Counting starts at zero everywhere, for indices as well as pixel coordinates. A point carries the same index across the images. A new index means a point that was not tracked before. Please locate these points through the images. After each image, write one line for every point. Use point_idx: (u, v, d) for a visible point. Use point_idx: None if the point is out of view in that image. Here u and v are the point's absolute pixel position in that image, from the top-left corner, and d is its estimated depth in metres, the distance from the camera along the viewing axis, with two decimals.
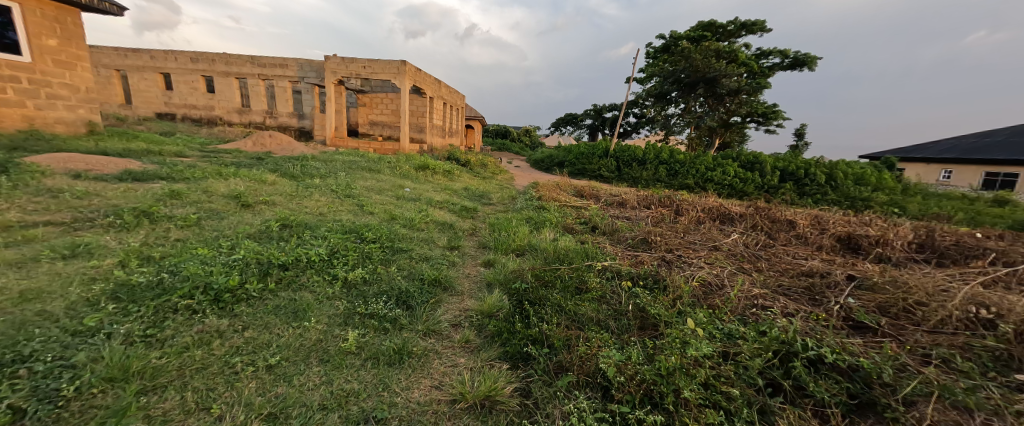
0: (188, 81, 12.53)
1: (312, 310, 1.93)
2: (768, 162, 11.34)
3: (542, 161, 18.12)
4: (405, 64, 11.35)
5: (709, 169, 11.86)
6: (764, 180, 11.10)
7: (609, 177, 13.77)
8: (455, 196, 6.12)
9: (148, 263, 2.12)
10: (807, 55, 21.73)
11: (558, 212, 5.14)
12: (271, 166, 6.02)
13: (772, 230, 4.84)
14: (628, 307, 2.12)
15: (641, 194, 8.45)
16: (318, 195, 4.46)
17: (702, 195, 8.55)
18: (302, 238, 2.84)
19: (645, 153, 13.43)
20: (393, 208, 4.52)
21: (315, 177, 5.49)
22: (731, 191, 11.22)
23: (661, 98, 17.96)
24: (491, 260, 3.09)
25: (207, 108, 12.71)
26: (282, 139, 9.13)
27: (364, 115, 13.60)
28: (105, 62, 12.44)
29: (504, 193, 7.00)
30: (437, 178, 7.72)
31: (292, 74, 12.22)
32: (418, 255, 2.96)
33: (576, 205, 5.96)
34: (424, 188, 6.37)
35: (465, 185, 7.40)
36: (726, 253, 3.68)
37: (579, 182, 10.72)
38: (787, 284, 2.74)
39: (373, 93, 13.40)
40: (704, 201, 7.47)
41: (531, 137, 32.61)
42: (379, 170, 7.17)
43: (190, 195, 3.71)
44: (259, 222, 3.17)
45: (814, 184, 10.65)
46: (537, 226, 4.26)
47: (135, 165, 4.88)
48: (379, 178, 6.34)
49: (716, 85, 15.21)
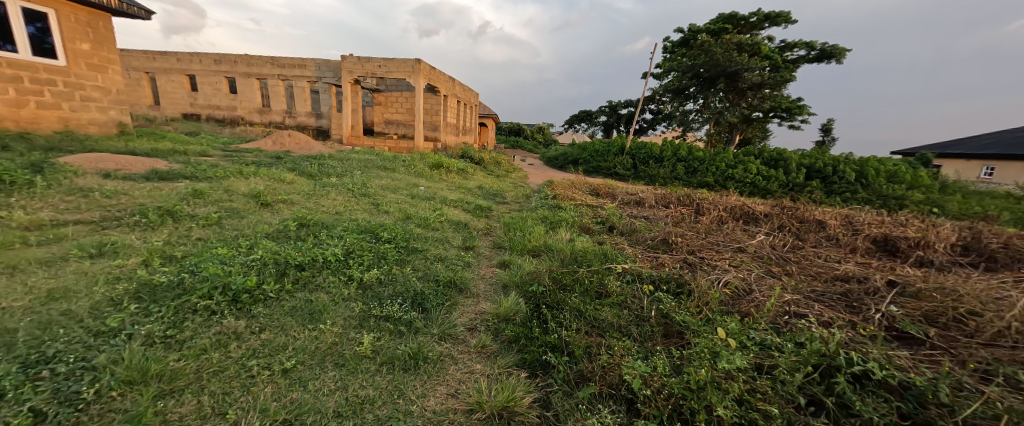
0: (212, 83, 12.91)
1: (328, 312, 1.91)
2: (793, 159, 10.92)
3: (557, 159, 17.95)
4: (420, 63, 11.39)
5: (730, 167, 11.48)
6: (788, 177, 10.68)
7: (625, 175, 13.51)
8: (470, 195, 6.09)
9: (170, 263, 2.14)
10: (834, 47, 20.84)
11: (574, 212, 5.05)
12: (289, 165, 6.12)
13: (800, 231, 4.63)
14: (651, 313, 2.04)
15: (659, 193, 8.27)
16: (335, 194, 4.49)
17: (722, 194, 8.29)
18: (319, 237, 2.85)
19: (662, 150, 13.10)
20: (407, 207, 4.51)
21: (332, 175, 5.55)
22: (753, 189, 10.86)
23: (679, 93, 17.52)
24: (507, 261, 3.03)
25: (229, 109, 13.07)
26: (300, 139, 9.30)
27: (380, 114, 13.73)
28: (135, 65, 12.93)
29: (519, 192, 6.94)
30: (451, 176, 7.70)
31: (310, 74, 12.43)
32: (433, 256, 2.93)
33: (591, 204, 5.85)
34: (438, 186, 6.36)
35: (479, 184, 7.36)
36: (752, 255, 3.54)
37: (594, 180, 10.58)
38: (822, 290, 2.61)
39: (389, 92, 13.51)
40: (725, 199, 7.23)
41: (545, 134, 32.39)
42: (394, 169, 7.22)
43: (212, 194, 3.78)
44: (278, 221, 3.20)
45: (843, 182, 10.21)
46: (553, 225, 4.18)
47: (161, 164, 5.02)
48: (394, 177, 6.37)
49: (737, 79, 14.72)
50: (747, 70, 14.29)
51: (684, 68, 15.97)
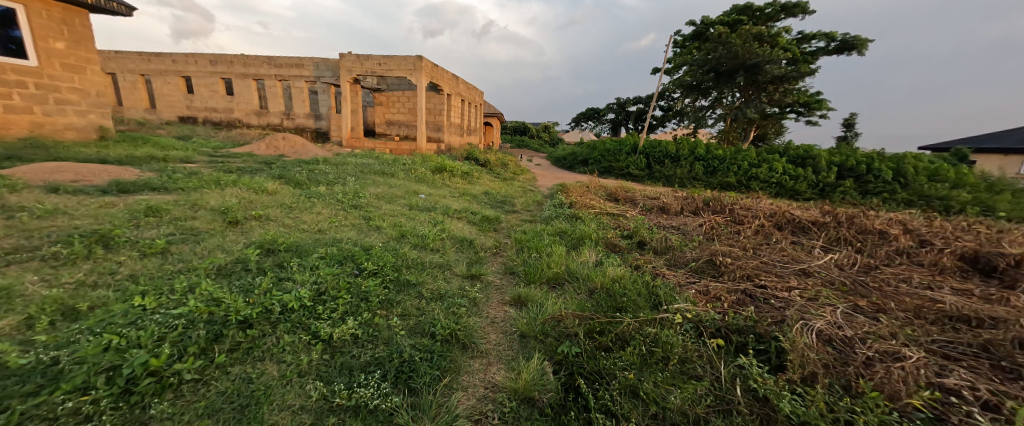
0: (208, 84, 12.46)
1: (269, 406, 1.31)
2: (823, 156, 10.19)
3: (565, 159, 17.29)
4: (422, 60, 10.84)
5: (753, 166, 10.78)
6: (818, 176, 9.98)
7: (639, 176, 12.81)
8: (477, 203, 5.50)
9: (63, 322, 1.54)
10: (854, 37, 19.94)
11: (594, 223, 4.42)
12: (277, 172, 5.56)
13: (863, 243, 3.96)
14: (741, 399, 1.42)
15: (680, 196, 7.63)
16: (321, 207, 3.92)
17: (751, 197, 7.62)
18: (285, 272, 2.25)
19: (679, 149, 12.35)
20: (404, 222, 3.89)
21: (322, 183, 4.99)
22: (779, 190, 10.25)
23: (693, 89, 16.73)
24: (524, 297, 2.41)
25: (226, 111, 12.60)
26: (296, 141, 8.78)
27: (381, 115, 13.19)
28: (130, 67, 12.51)
29: (529, 198, 6.33)
30: (456, 181, 7.12)
31: (308, 73, 11.91)
32: (430, 292, 2.31)
33: (613, 213, 5.21)
34: (440, 193, 5.78)
35: (485, 189, 6.77)
36: (822, 282, 2.89)
37: (608, 182, 9.93)
38: (946, 342, 1.97)
39: (390, 91, 12.95)
40: (757, 204, 6.57)
41: (551, 132, 31.68)
42: (393, 174, 6.66)
43: (173, 211, 3.20)
44: (242, 246, 2.60)
45: (879, 181, 9.59)
46: (573, 242, 3.55)
47: (130, 174, 4.49)
48: (392, 184, 5.80)
49: (756, 72, 13.92)
50: (769, 62, 13.46)
51: (700, 62, 15.19)
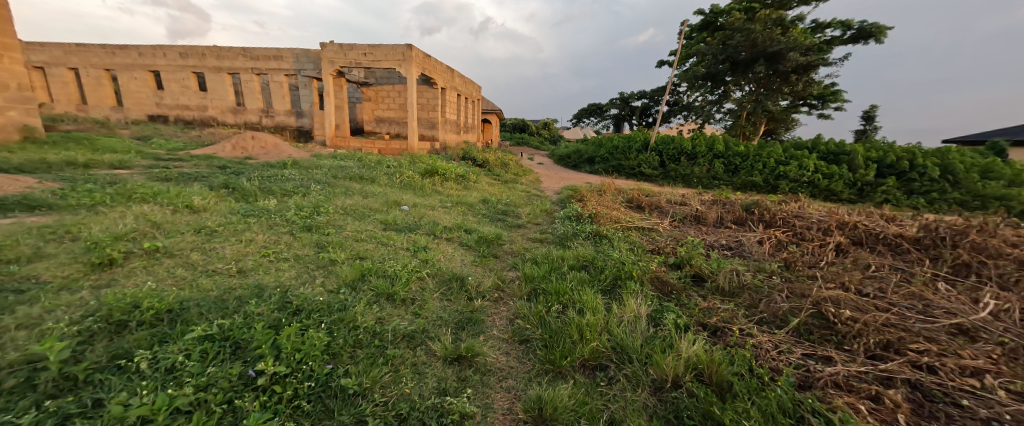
0: (179, 79, 11.35)
1: None
2: (859, 152, 9.23)
3: (569, 157, 16.25)
4: (412, 49, 9.78)
5: (781, 163, 9.79)
6: (855, 174, 9.05)
7: (652, 175, 11.76)
8: (474, 217, 4.47)
9: None
10: (872, 25, 18.88)
11: (625, 245, 3.40)
12: (226, 179, 4.50)
13: (993, 271, 2.94)
14: None
15: (708, 201, 6.63)
16: (259, 232, 2.86)
17: (792, 200, 6.62)
18: (100, 393, 1.18)
19: (695, 145, 11.29)
20: (371, 250, 2.84)
21: (279, 194, 3.95)
22: (812, 190, 9.28)
23: (705, 81, 15.66)
24: (552, 413, 1.38)
25: (199, 109, 11.47)
26: (267, 141, 7.69)
27: (370, 111, 12.12)
28: (93, 61, 11.38)
29: (536, 206, 5.32)
30: (450, 186, 6.08)
31: (288, 66, 10.81)
32: (380, 416, 1.27)
33: (642, 228, 4.18)
34: (429, 203, 4.77)
35: (483, 196, 5.75)
36: (1007, 356, 1.86)
37: (622, 182, 8.89)
38: None
39: (379, 85, 11.88)
40: (804, 210, 5.58)
41: (551, 130, 30.55)
42: (375, 179, 5.63)
43: (15, 247, 2.13)
44: (64, 321, 1.51)
45: (925, 180, 8.62)
46: (608, 282, 2.51)
47: (18, 185, 3.42)
48: (369, 193, 4.76)
49: (778, 60, 12.87)
50: (791, 50, 12.42)
51: (714, 52, 14.14)
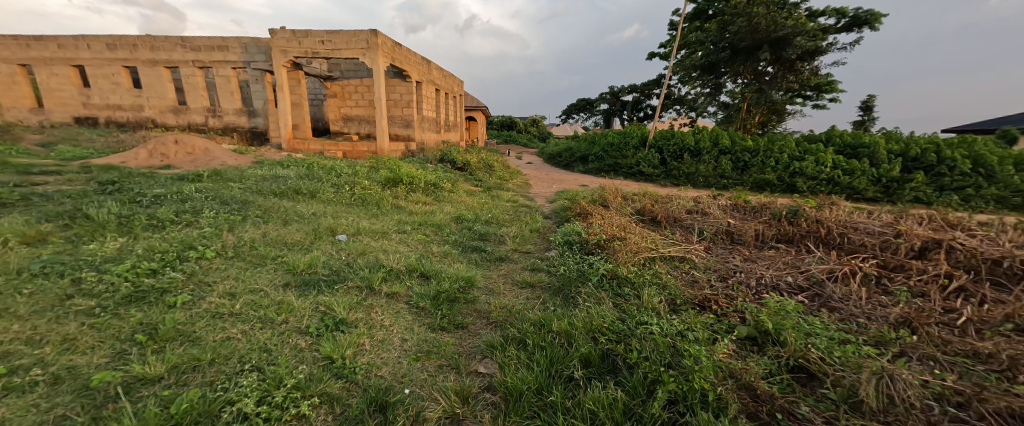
0: (108, 75, 9.78)
1: None
2: (881, 144, 8.33)
3: (560, 156, 15.08)
4: (377, 36, 8.46)
5: (795, 158, 8.84)
6: (878, 170, 8.13)
7: (651, 174, 10.69)
8: (438, 248, 3.25)
9: None
10: (868, 12, 18.17)
11: (662, 300, 2.23)
12: (88, 200, 3.18)
13: None
14: None
15: (730, 209, 5.55)
16: (21, 317, 1.57)
17: (828, 204, 5.59)
18: None
19: (699, 141, 10.26)
20: (233, 342, 1.60)
21: (144, 226, 2.66)
22: (832, 188, 8.33)
23: (703, 71, 14.68)
24: None
25: (134, 109, 9.92)
26: (195, 146, 6.31)
27: (335, 109, 10.72)
28: (4, 55, 9.73)
29: (525, 225, 4.16)
30: (416, 199, 4.83)
31: (235, 58, 9.37)
32: None
33: (672, 260, 3.05)
34: (382, 227, 3.56)
35: (458, 211, 4.56)
36: None
37: (623, 185, 7.79)
38: None
39: (344, 80, 10.51)
40: (854, 220, 4.53)
41: (540, 127, 29.39)
42: (318, 192, 4.38)
43: None
44: None
45: (955, 174, 7.69)
46: (660, 411, 1.33)
47: None
48: (300, 215, 3.51)
49: (783, 46, 11.92)
50: (797, 35, 11.47)
51: (713, 39, 13.13)
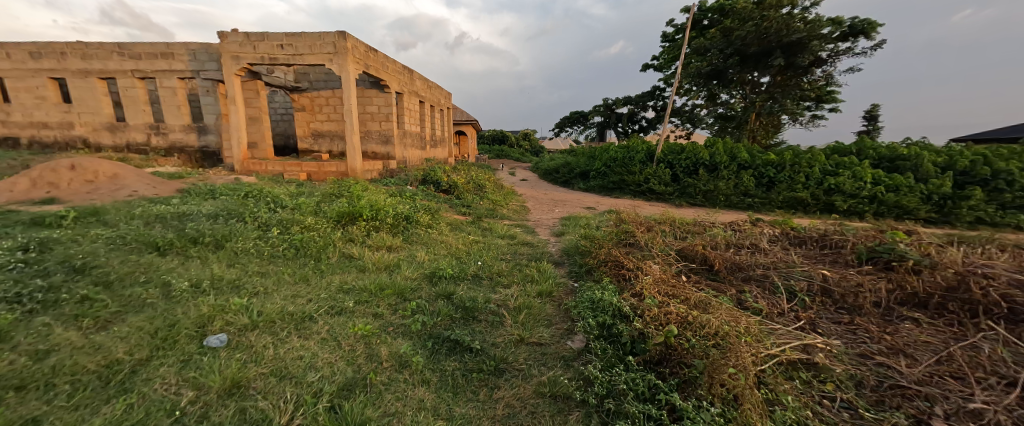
0: (31, 88, 8.35)
1: None
2: (927, 156, 7.30)
3: (556, 172, 13.94)
4: (346, 38, 7.26)
5: (828, 173, 7.77)
6: (926, 186, 7.07)
7: (662, 193, 9.53)
8: (389, 350, 1.91)
9: None
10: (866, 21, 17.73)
11: None
12: None
13: None
14: None
15: (787, 244, 4.32)
16: None
17: (908, 234, 4.41)
18: None
19: (714, 155, 9.16)
20: None
21: None
22: (876, 208, 7.22)
23: (707, 80, 13.76)
24: None
25: (63, 126, 8.49)
26: (100, 171, 4.93)
27: (304, 124, 9.41)
28: None
29: (530, 287, 2.84)
30: (377, 243, 3.51)
31: (181, 67, 8.05)
32: None
33: (796, 372, 1.76)
34: (305, 306, 2.22)
35: (433, 262, 3.25)
36: None
37: (639, 209, 6.57)
38: None
39: (314, 91, 9.24)
40: (977, 261, 3.31)
41: (532, 141, 28.44)
42: (229, 239, 3.03)
43: None
44: None
45: (1016, 190, 6.62)
46: None
47: None
48: (170, 290, 2.15)
49: (798, 51, 11.11)
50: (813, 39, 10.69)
51: (718, 46, 12.27)
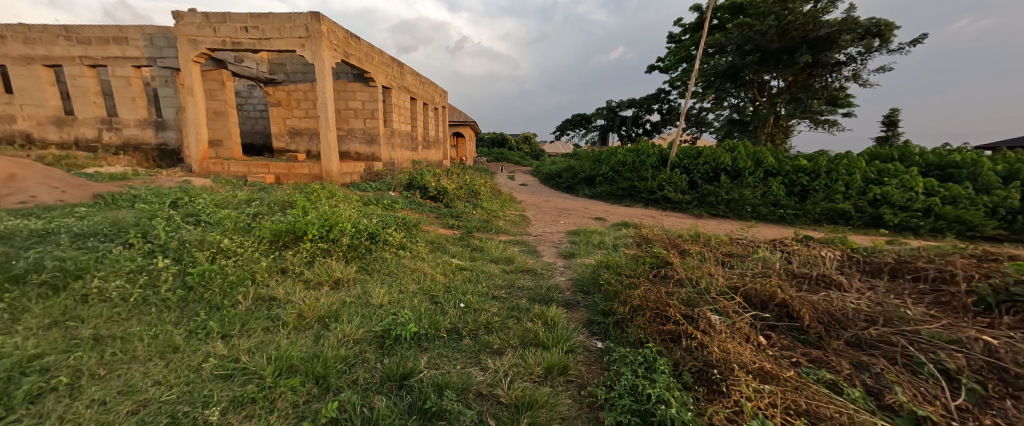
0: None
1: None
2: (986, 163, 6.34)
3: (559, 176, 12.96)
4: (320, 20, 6.30)
5: (870, 182, 6.81)
6: (990, 198, 6.08)
7: (678, 201, 8.55)
8: None
9: None
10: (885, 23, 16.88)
11: None
12: None
13: None
14: None
15: (866, 275, 3.31)
16: None
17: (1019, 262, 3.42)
18: None
19: (737, 160, 8.20)
20: None
21: None
22: (933, 223, 6.23)
23: (722, 80, 12.76)
24: None
25: (3, 120, 7.49)
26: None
27: (279, 120, 8.44)
28: None
29: (532, 357, 1.84)
30: (318, 277, 2.51)
31: (136, 53, 7.10)
32: None
33: None
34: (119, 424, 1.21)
35: (390, 308, 2.24)
36: None
37: (658, 222, 5.59)
38: None
39: (291, 85, 8.24)
40: None
41: (532, 145, 27.57)
42: (83, 274, 2.02)
43: None
44: None
45: None
46: None
47: None
48: None
49: (825, 47, 10.29)
50: (842, 34, 9.95)
51: (735, 43, 11.36)
